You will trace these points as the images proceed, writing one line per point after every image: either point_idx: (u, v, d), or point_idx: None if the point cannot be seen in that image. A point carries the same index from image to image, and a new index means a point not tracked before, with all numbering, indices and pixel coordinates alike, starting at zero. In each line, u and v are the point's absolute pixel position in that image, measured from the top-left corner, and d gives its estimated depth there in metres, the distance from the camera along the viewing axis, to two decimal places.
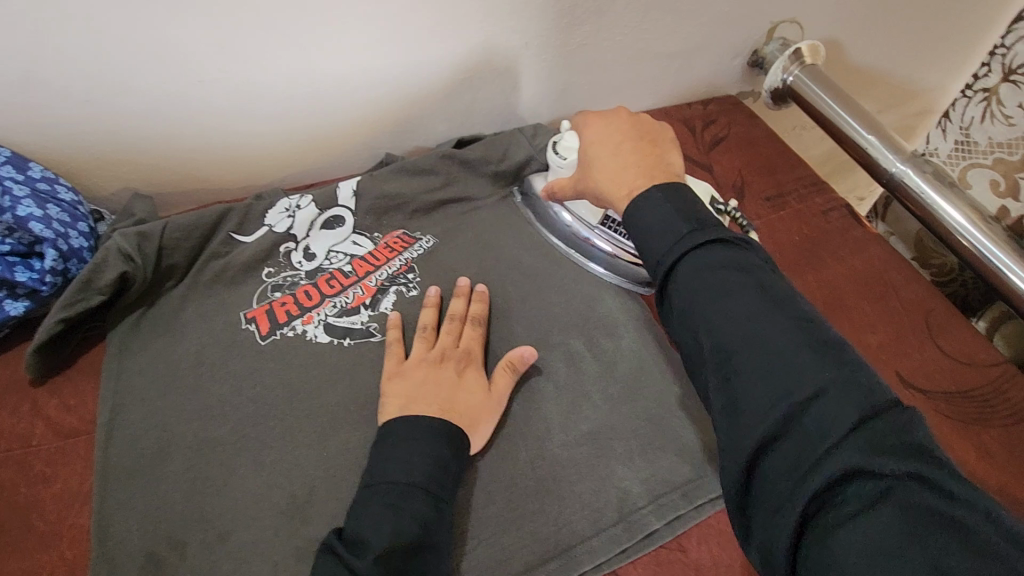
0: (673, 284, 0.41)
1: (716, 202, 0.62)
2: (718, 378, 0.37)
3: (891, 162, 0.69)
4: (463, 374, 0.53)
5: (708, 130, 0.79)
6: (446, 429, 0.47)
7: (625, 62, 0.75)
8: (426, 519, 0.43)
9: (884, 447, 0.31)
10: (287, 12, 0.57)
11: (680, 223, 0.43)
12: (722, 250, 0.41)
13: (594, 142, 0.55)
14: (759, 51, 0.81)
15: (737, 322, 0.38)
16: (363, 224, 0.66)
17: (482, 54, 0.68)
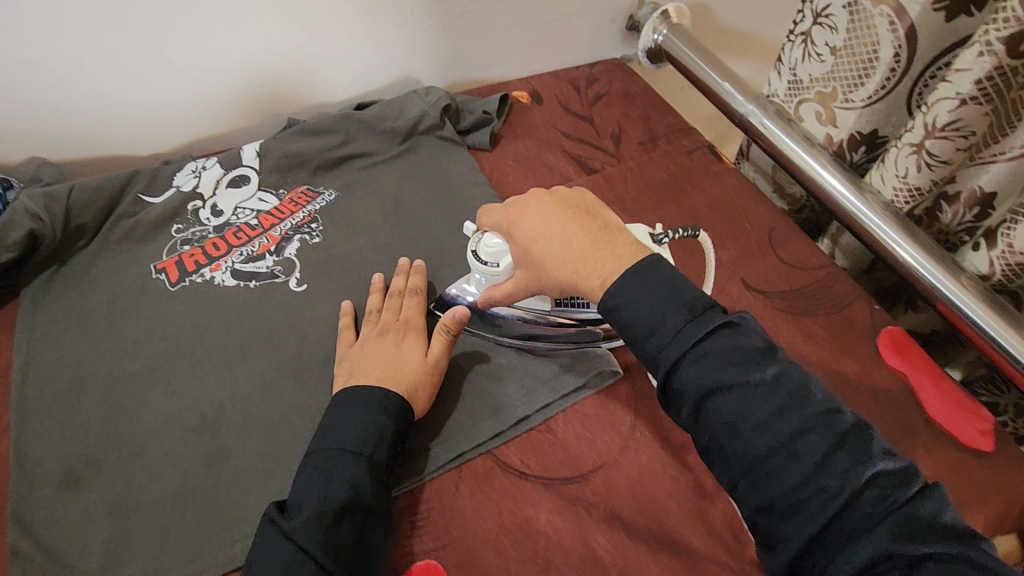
0: (676, 384, 0.43)
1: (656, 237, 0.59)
2: (746, 479, 0.41)
3: (740, 103, 0.78)
4: (403, 340, 0.56)
5: (592, 88, 0.89)
6: (384, 398, 0.50)
7: (509, 28, 0.83)
8: (359, 480, 0.46)
9: (915, 531, 0.36)
10: None
11: (673, 317, 0.44)
12: (724, 342, 0.43)
13: (535, 232, 0.52)
14: (633, 16, 0.91)
15: (758, 425, 0.41)
16: (268, 181, 0.71)
17: (373, 22, 0.74)
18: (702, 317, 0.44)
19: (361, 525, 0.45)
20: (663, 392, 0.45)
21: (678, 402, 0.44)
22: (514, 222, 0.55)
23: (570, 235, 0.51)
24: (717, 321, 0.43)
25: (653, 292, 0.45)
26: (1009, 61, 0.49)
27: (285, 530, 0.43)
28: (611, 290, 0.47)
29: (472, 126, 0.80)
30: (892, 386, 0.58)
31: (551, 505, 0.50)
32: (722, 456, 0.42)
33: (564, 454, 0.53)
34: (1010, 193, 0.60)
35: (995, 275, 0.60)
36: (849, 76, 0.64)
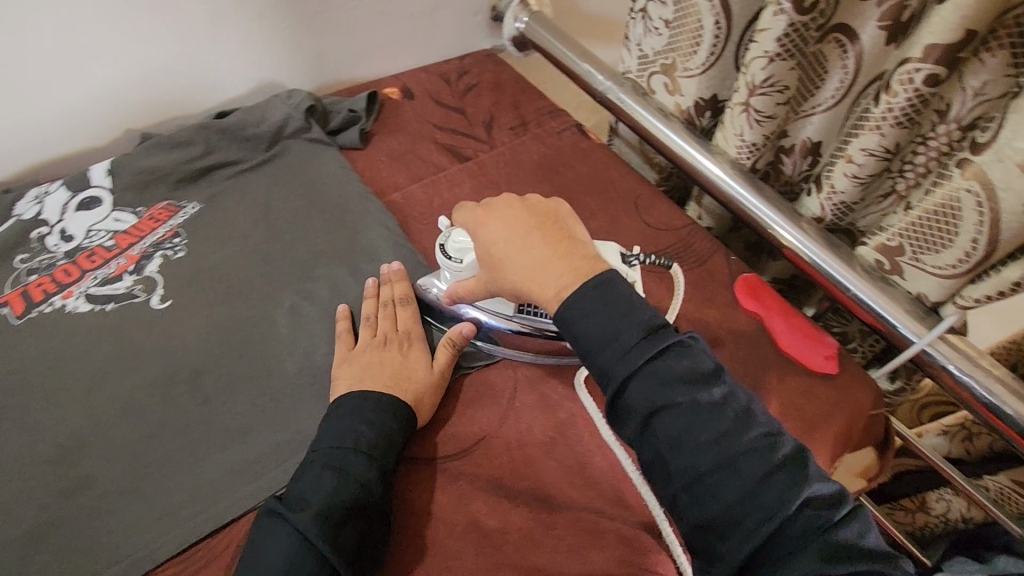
0: (625, 399, 0.46)
1: (627, 259, 0.58)
2: (688, 494, 0.44)
3: (599, 81, 0.81)
4: (408, 350, 0.57)
5: (462, 80, 0.90)
6: (394, 404, 0.52)
7: (369, 25, 0.83)
8: (367, 480, 0.47)
9: (839, 554, 0.40)
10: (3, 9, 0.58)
11: (628, 334, 0.46)
12: (674, 361, 0.46)
13: (499, 238, 0.52)
14: (496, 7, 0.94)
15: (702, 442, 0.44)
16: (123, 200, 0.68)
17: (219, 27, 0.72)
18: (658, 336, 0.46)
19: (366, 520, 0.45)
20: (611, 407, 0.47)
21: (627, 417, 0.46)
22: (480, 222, 0.54)
23: (537, 247, 0.51)
24: (670, 341, 0.46)
25: (604, 312, 0.47)
26: (799, 18, 0.54)
27: (295, 525, 0.43)
28: (567, 302, 0.48)
29: (341, 126, 0.79)
30: (749, 328, 0.63)
31: (446, 488, 0.51)
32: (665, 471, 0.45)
33: (452, 432, 0.55)
34: (831, 139, 0.66)
35: (826, 216, 0.66)
36: (684, 45, 0.69)
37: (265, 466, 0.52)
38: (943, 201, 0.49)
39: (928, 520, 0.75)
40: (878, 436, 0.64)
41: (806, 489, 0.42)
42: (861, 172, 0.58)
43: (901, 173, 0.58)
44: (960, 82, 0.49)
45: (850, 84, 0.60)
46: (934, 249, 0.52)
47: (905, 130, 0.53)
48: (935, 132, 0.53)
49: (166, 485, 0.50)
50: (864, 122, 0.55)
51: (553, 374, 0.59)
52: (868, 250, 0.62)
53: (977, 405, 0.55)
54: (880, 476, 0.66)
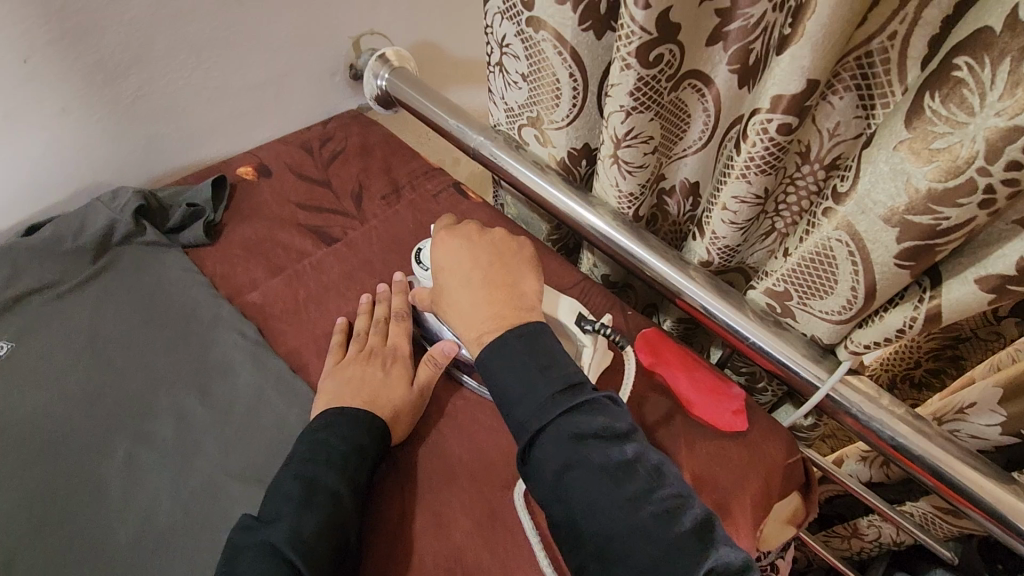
0: (536, 449, 0.44)
1: (581, 323, 0.56)
2: (597, 560, 0.41)
3: (470, 137, 0.76)
4: (391, 366, 0.57)
5: (326, 147, 0.82)
6: (369, 421, 0.52)
7: (206, 103, 0.74)
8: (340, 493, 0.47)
9: None
10: None
11: (545, 387, 0.45)
12: (590, 418, 0.44)
13: (448, 269, 0.54)
14: (354, 65, 0.87)
15: (612, 507, 0.42)
16: None
17: (17, 133, 0.62)
18: (576, 392, 0.45)
19: (340, 529, 0.45)
20: (524, 461, 0.45)
21: (538, 473, 0.44)
22: (442, 241, 0.56)
23: (482, 285, 0.52)
24: (588, 398, 0.45)
25: (523, 364, 0.47)
26: (647, 71, 0.51)
27: (268, 538, 0.43)
28: (491, 348, 0.48)
29: (181, 224, 0.69)
30: (649, 390, 0.59)
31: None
32: (573, 532, 0.42)
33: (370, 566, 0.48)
34: (707, 180, 0.64)
35: (714, 260, 0.63)
36: (546, 99, 0.65)
37: None
38: (817, 250, 0.47)
39: (863, 544, 0.73)
40: (800, 481, 0.60)
41: (714, 553, 0.40)
42: (738, 218, 0.56)
43: (777, 213, 0.56)
44: (815, 124, 0.47)
45: (713, 126, 0.58)
46: (820, 294, 0.50)
47: (771, 176, 0.51)
48: (801, 172, 0.51)
49: None
50: (730, 170, 0.53)
51: (450, 484, 0.53)
52: (758, 294, 0.60)
53: (884, 446, 0.53)
54: (810, 515, 0.63)
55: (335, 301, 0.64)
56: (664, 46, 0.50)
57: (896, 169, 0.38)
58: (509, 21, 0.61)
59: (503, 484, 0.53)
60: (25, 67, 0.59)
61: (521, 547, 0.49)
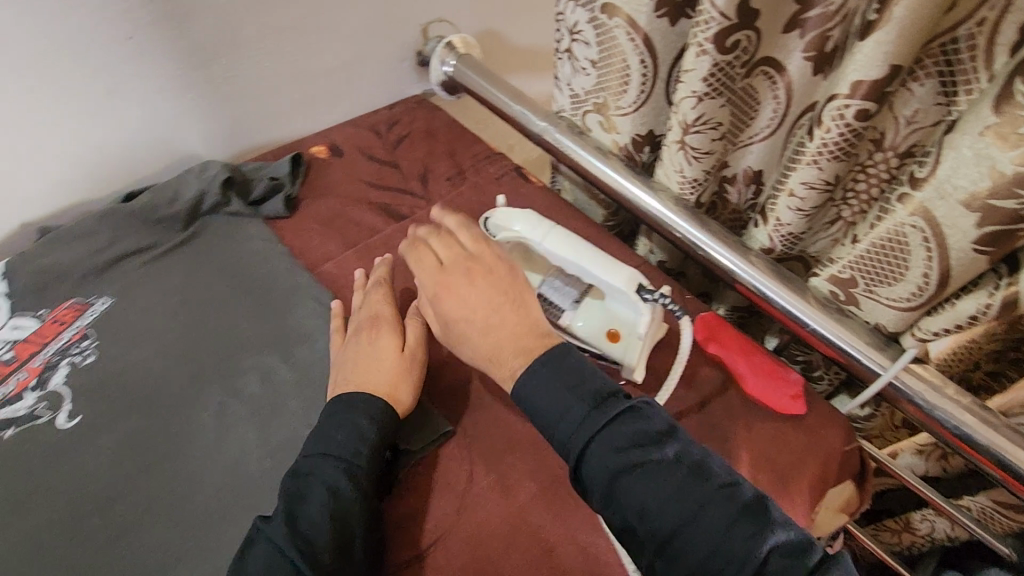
0: (584, 470, 0.44)
1: (642, 294, 0.54)
2: (662, 558, 0.41)
3: (534, 122, 0.78)
4: (378, 336, 0.56)
5: (394, 130, 0.86)
6: (369, 401, 0.51)
7: (286, 84, 0.78)
8: (337, 484, 0.47)
9: None
10: None
11: (577, 405, 0.45)
12: (626, 425, 0.44)
13: (459, 317, 0.52)
14: (421, 51, 0.90)
15: (664, 502, 0.42)
16: (22, 305, 0.61)
17: (120, 108, 0.67)
18: (607, 403, 0.45)
19: (343, 520, 0.46)
20: (574, 481, 0.45)
21: (590, 489, 0.44)
22: (442, 286, 0.53)
23: (483, 310, 0.51)
24: (622, 407, 0.45)
25: (554, 387, 0.46)
26: (722, 57, 0.53)
27: (267, 534, 0.44)
28: (520, 380, 0.48)
29: (264, 194, 0.73)
30: (706, 371, 0.60)
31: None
32: (633, 537, 0.42)
33: (404, 535, 0.51)
34: (772, 168, 0.65)
35: (776, 246, 0.64)
36: (613, 83, 0.67)
37: None
38: (890, 234, 0.47)
39: (915, 539, 0.73)
40: (855, 470, 0.61)
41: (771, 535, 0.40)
42: (805, 205, 0.56)
43: (845, 201, 0.57)
44: (892, 111, 0.48)
45: (784, 113, 0.58)
46: (888, 281, 0.51)
47: (843, 163, 0.51)
48: (873, 160, 0.52)
49: None
50: (801, 156, 0.54)
51: (512, 449, 0.55)
52: (821, 282, 0.60)
53: (948, 436, 0.53)
54: (862, 504, 0.64)
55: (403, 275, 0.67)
56: (741, 32, 0.51)
57: (979, 156, 0.38)
58: (581, 8, 0.63)
59: None
60: (129, 43, 0.63)
61: (582, 508, 0.52)
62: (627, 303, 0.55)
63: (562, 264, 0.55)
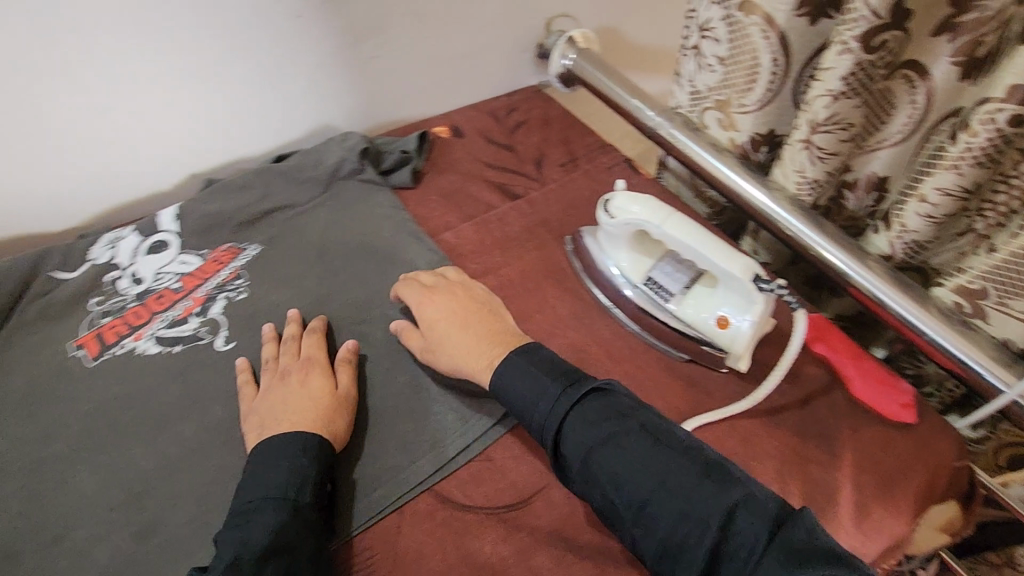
0: (564, 446, 0.49)
1: (758, 283, 0.55)
2: (640, 526, 0.44)
3: (650, 117, 0.80)
4: (307, 379, 0.56)
5: (511, 117, 0.91)
6: (303, 439, 0.50)
7: (421, 68, 0.85)
8: (279, 523, 0.45)
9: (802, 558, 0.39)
10: (72, 67, 0.62)
11: (552, 386, 0.51)
12: (596, 403, 0.50)
13: (438, 319, 0.59)
14: (543, 44, 0.94)
15: (634, 467, 0.46)
16: (189, 244, 0.70)
17: (281, 79, 0.75)
18: (579, 383, 0.51)
19: (291, 556, 0.44)
20: (555, 461, 0.49)
21: (570, 468, 0.48)
22: (424, 299, 0.61)
23: (463, 312, 0.59)
24: (591, 385, 0.51)
25: (530, 377, 0.52)
26: (866, 57, 0.54)
27: None
28: (497, 371, 0.53)
29: (394, 166, 0.80)
30: (812, 370, 0.60)
31: (496, 534, 0.50)
32: (614, 509, 0.46)
33: (504, 482, 0.54)
34: (900, 175, 0.64)
35: (897, 253, 0.63)
36: (738, 80, 0.68)
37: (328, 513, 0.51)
38: None
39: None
40: (963, 490, 0.59)
41: (734, 491, 0.44)
42: (936, 212, 0.56)
43: (980, 212, 0.55)
44: None
45: (920, 119, 0.58)
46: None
47: (985, 169, 0.51)
48: (1018, 170, 0.51)
49: None
50: (940, 160, 0.53)
51: None
52: (946, 291, 0.60)
53: None
54: (966, 528, 0.62)
55: (516, 250, 0.72)
56: (888, 33, 0.53)
57: None
58: (716, 6, 0.65)
59: None
60: (297, 21, 0.71)
61: None
62: (741, 292, 0.56)
63: (678, 249, 0.57)
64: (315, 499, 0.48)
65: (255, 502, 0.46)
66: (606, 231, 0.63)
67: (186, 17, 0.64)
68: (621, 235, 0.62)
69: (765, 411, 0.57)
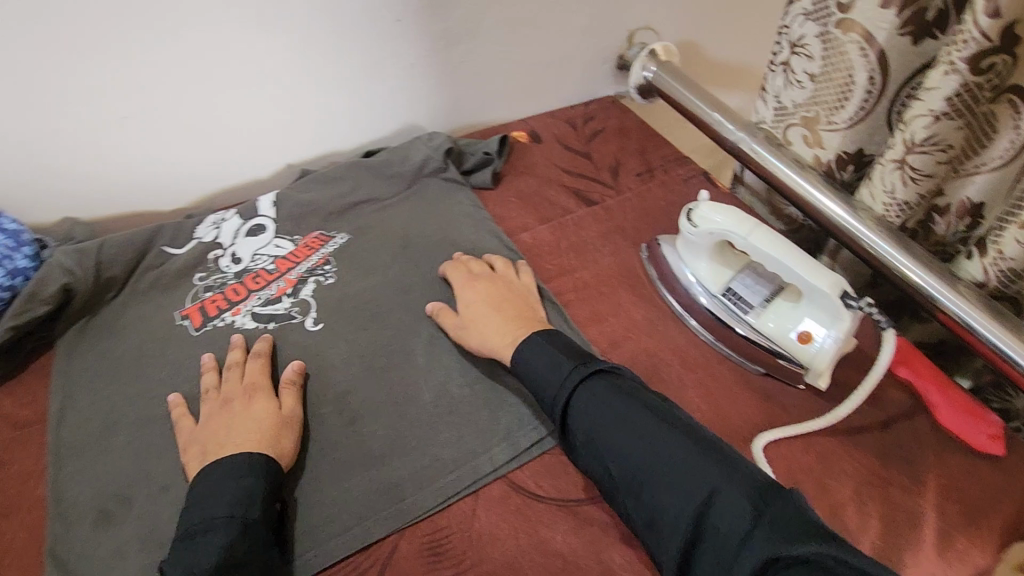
0: (571, 418, 0.52)
1: (845, 300, 0.55)
2: (633, 496, 0.48)
3: (731, 131, 0.81)
4: (250, 403, 0.56)
5: (588, 125, 0.93)
6: (248, 460, 0.50)
7: (505, 74, 0.88)
8: (229, 541, 0.45)
9: (792, 534, 0.40)
10: (193, 59, 0.67)
11: (565, 363, 0.54)
12: (604, 381, 0.53)
13: (473, 300, 0.63)
14: (623, 56, 0.96)
15: (630, 442, 0.49)
16: (283, 229, 0.74)
17: (377, 80, 0.80)
18: (591, 362, 0.54)
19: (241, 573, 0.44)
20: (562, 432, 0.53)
21: (577, 439, 0.52)
22: (466, 283, 0.66)
23: (496, 296, 0.63)
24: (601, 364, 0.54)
25: (546, 353, 0.55)
26: (972, 78, 0.54)
27: None
28: (519, 346, 0.57)
29: (475, 167, 0.83)
30: (894, 393, 0.59)
31: (566, 525, 0.52)
32: (612, 479, 0.49)
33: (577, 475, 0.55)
34: (997, 201, 0.63)
35: (990, 281, 0.62)
36: (828, 96, 0.68)
37: (408, 489, 0.53)
38: None
39: None
40: None
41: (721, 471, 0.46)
42: None
43: None
44: None
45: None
46: None
47: None
48: None
49: (315, 500, 0.53)
50: None
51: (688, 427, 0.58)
52: None
53: None
54: None
55: (592, 254, 0.73)
56: (999, 56, 0.53)
57: None
58: (812, 22, 0.66)
59: (741, 439, 0.56)
60: (398, 24, 0.75)
61: None
62: (827, 307, 0.56)
63: (762, 261, 0.57)
64: (265, 515, 0.48)
65: (204, 521, 0.46)
66: (687, 240, 0.63)
67: (300, 17, 0.69)
68: (704, 245, 0.63)
69: (844, 431, 0.57)
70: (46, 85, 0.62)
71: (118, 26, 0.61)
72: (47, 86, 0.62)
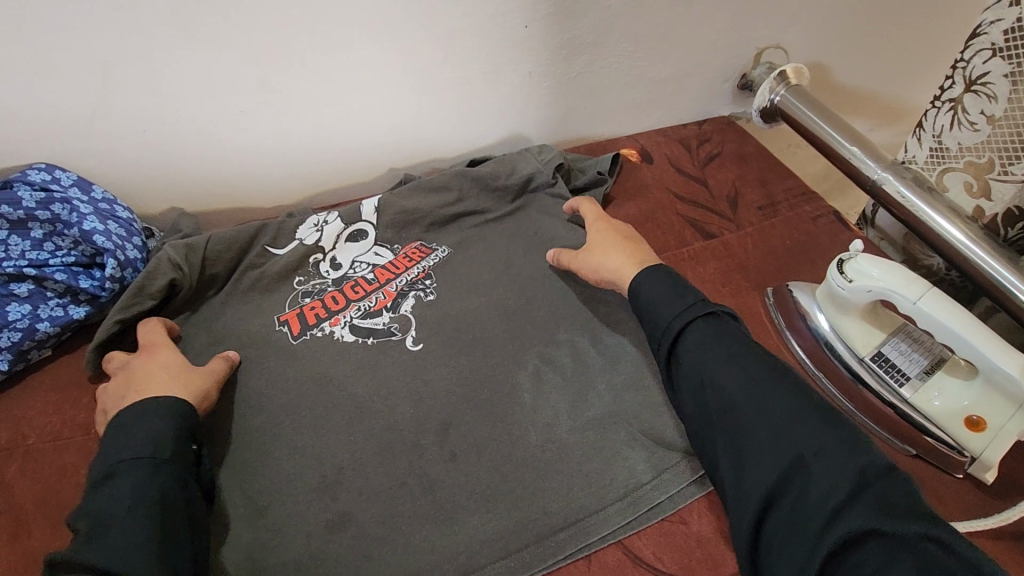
0: (680, 350, 0.49)
1: None
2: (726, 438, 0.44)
3: (871, 169, 0.73)
4: (151, 358, 0.55)
5: (703, 148, 0.86)
6: (156, 403, 0.49)
7: (622, 88, 0.83)
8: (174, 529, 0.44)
9: (890, 511, 0.35)
10: (316, 58, 0.64)
11: (689, 293, 0.51)
12: (725, 323, 0.49)
13: (599, 232, 0.63)
14: (747, 75, 0.89)
15: (741, 387, 0.45)
16: (383, 237, 0.71)
17: (493, 86, 0.76)
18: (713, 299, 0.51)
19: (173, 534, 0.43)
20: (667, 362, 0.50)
21: (683, 373, 0.48)
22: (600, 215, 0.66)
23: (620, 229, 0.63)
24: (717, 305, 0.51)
25: (666, 284, 0.52)
26: None
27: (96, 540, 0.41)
28: (642, 270, 0.55)
29: (586, 185, 0.78)
30: None
31: None
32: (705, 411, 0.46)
33: (700, 552, 0.50)
34: None
35: None
36: (1006, 144, 0.60)
37: (515, 544, 0.49)
38: None
39: None
40: None
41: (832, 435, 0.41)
42: None
43: None
44: None
45: None
46: None
47: None
48: None
49: (412, 541, 0.49)
50: None
51: None
52: None
53: None
54: None
55: (711, 293, 0.67)
56: None
57: None
58: (1001, 59, 0.59)
59: None
60: (523, 31, 0.71)
61: None
62: (1009, 394, 0.49)
63: (929, 328, 0.51)
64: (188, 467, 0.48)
65: (158, 497, 0.44)
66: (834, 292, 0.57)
67: (428, 20, 0.66)
68: (854, 302, 0.56)
69: (1013, 535, 0.50)
70: (175, 78, 0.60)
71: (246, 22, 0.59)
72: (172, 80, 0.60)
